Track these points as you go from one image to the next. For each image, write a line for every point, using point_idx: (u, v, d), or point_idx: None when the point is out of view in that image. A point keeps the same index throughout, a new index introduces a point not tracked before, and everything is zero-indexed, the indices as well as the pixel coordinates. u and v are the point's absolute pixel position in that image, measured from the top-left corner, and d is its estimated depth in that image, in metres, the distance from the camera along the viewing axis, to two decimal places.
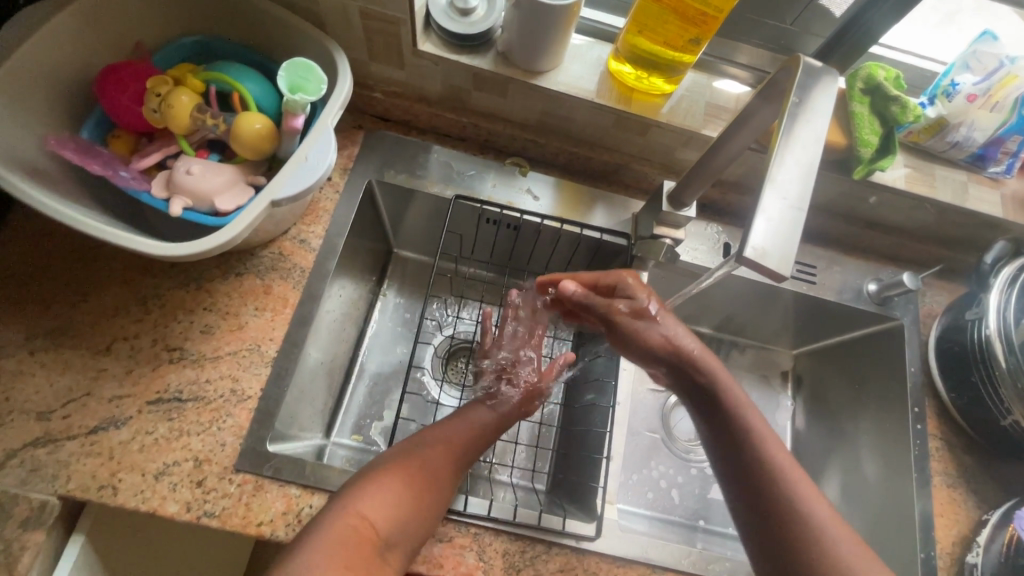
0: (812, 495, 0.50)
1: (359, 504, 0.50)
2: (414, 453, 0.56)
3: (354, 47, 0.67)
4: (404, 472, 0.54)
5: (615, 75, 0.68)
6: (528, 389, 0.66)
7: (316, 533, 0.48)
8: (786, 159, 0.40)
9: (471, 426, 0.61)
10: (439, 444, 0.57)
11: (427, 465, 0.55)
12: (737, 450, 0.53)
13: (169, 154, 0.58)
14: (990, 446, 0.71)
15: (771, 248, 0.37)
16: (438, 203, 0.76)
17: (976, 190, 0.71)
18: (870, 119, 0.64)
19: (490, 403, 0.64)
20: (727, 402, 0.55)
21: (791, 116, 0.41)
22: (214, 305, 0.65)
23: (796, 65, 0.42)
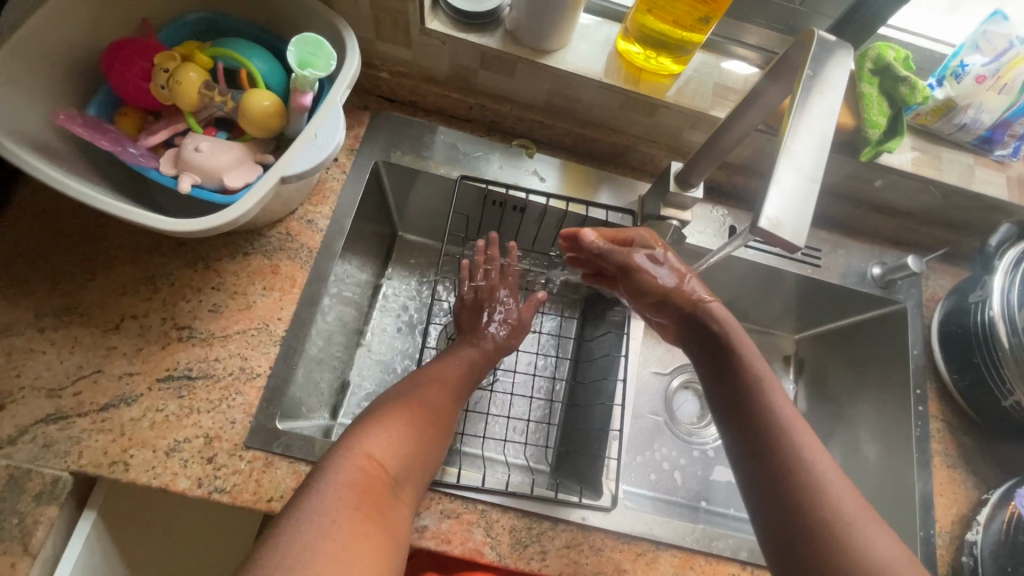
0: (814, 449, 0.49)
1: (369, 444, 0.50)
2: (411, 395, 0.56)
3: (361, 26, 0.66)
4: (403, 415, 0.54)
5: (623, 56, 0.68)
6: (512, 324, 0.69)
7: (329, 470, 0.47)
8: (800, 133, 0.40)
9: (457, 362, 0.63)
10: (433, 385, 0.59)
11: (425, 404, 0.56)
12: (744, 398, 0.54)
13: (177, 131, 0.58)
14: (990, 427, 0.72)
15: (785, 220, 0.37)
16: (444, 185, 0.76)
17: (982, 173, 0.71)
18: (879, 100, 0.64)
19: (474, 342, 0.66)
20: (739, 356, 0.57)
21: (806, 90, 0.41)
22: (222, 284, 0.65)
23: (811, 39, 0.42)
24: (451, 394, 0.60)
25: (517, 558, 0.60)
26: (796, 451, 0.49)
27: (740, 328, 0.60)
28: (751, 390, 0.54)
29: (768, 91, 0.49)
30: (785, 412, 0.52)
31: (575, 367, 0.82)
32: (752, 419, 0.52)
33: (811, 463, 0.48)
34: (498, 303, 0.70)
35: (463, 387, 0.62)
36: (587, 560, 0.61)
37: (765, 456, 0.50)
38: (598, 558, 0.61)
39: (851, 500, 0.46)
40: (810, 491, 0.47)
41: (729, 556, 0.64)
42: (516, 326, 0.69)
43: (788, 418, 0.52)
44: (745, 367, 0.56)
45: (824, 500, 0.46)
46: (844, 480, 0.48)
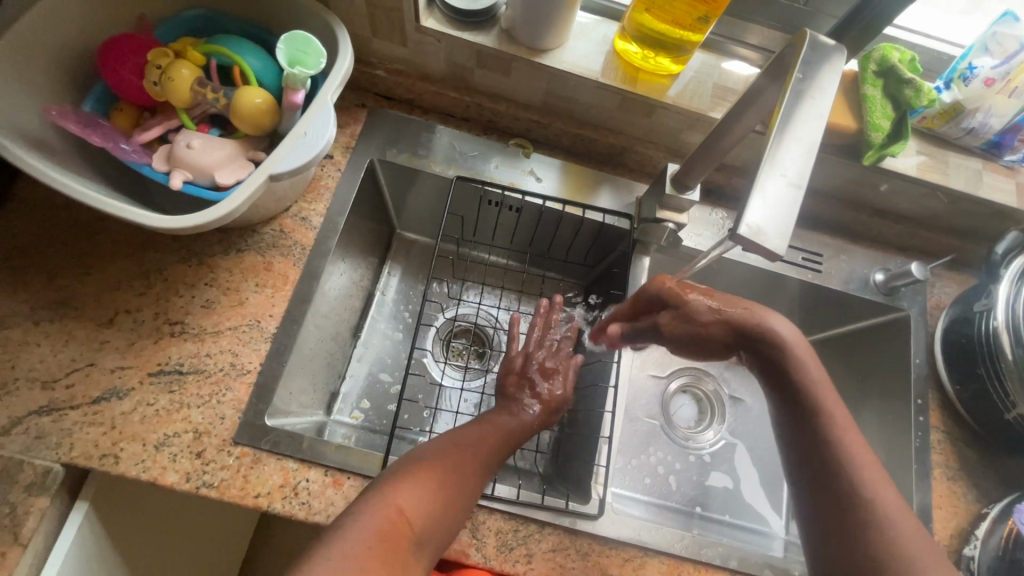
0: (880, 491, 0.49)
1: (404, 499, 0.50)
2: (446, 453, 0.55)
3: (356, 23, 0.66)
4: (435, 470, 0.53)
5: (621, 55, 0.67)
6: (550, 401, 0.65)
7: (354, 520, 0.47)
8: (787, 138, 0.39)
9: (498, 436, 0.59)
10: (470, 445, 0.57)
11: (457, 461, 0.55)
12: (808, 434, 0.53)
13: (170, 128, 0.58)
14: (993, 440, 0.70)
15: (767, 226, 0.36)
16: (441, 184, 0.76)
17: (990, 178, 0.69)
18: (883, 102, 0.63)
19: (512, 411, 0.63)
20: (802, 383, 0.54)
21: (795, 95, 0.40)
22: (215, 280, 0.65)
23: (801, 41, 0.41)
24: (490, 455, 0.57)
25: (502, 561, 0.60)
26: (860, 494, 0.49)
27: (804, 348, 0.55)
28: (814, 425, 0.53)
29: (761, 94, 0.48)
30: (855, 449, 0.51)
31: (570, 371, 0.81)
32: (818, 458, 0.51)
33: (878, 506, 0.48)
34: (540, 375, 0.66)
35: (501, 451, 0.59)
36: (574, 564, 0.61)
37: (829, 497, 0.50)
38: (584, 563, 0.61)
39: (918, 548, 0.46)
40: (876, 540, 0.47)
41: (718, 564, 0.63)
42: (552, 404, 0.65)
43: (853, 458, 0.51)
44: (811, 393, 0.53)
45: (893, 550, 0.46)
46: (910, 522, 0.48)
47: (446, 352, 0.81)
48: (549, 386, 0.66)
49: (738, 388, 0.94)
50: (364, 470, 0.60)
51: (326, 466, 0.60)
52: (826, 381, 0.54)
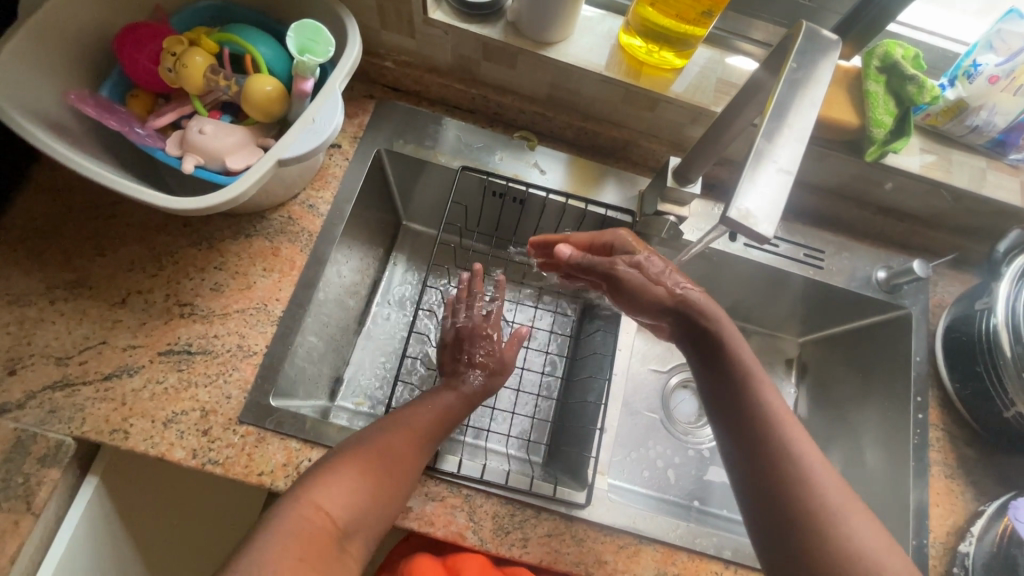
0: (803, 445, 0.50)
1: (326, 499, 0.51)
2: (371, 442, 0.56)
3: (366, 15, 0.67)
4: (359, 461, 0.54)
5: (625, 49, 0.68)
6: (491, 368, 0.67)
7: (273, 522, 0.48)
8: (780, 126, 0.40)
9: (432, 410, 0.61)
10: (400, 430, 0.58)
11: (381, 453, 0.55)
12: (731, 391, 0.54)
13: (184, 114, 0.60)
14: (992, 438, 0.70)
15: (756, 210, 0.37)
16: (446, 175, 0.77)
17: (994, 177, 0.69)
18: (885, 98, 0.63)
19: (452, 385, 0.65)
20: (726, 346, 0.56)
21: (790, 83, 0.40)
22: (224, 264, 0.67)
23: (798, 32, 0.42)
24: (419, 443, 0.58)
25: (498, 544, 0.61)
26: (784, 445, 0.50)
27: (728, 317, 0.57)
28: (736, 383, 0.54)
29: (762, 85, 0.49)
30: (775, 405, 0.52)
31: (571, 363, 0.82)
32: (740, 414, 0.52)
33: (800, 458, 0.49)
34: (479, 343, 0.68)
35: (431, 439, 0.60)
36: (569, 550, 0.62)
37: (754, 452, 0.50)
38: (579, 549, 0.62)
39: (838, 492, 0.47)
40: (800, 486, 0.48)
41: (711, 553, 0.63)
42: (494, 371, 0.67)
43: (774, 411, 0.52)
44: (733, 354, 0.55)
45: (816, 495, 0.47)
46: (832, 473, 0.49)
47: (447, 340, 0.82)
48: (491, 353, 0.68)
49: None
50: None
51: (328, 447, 0.61)
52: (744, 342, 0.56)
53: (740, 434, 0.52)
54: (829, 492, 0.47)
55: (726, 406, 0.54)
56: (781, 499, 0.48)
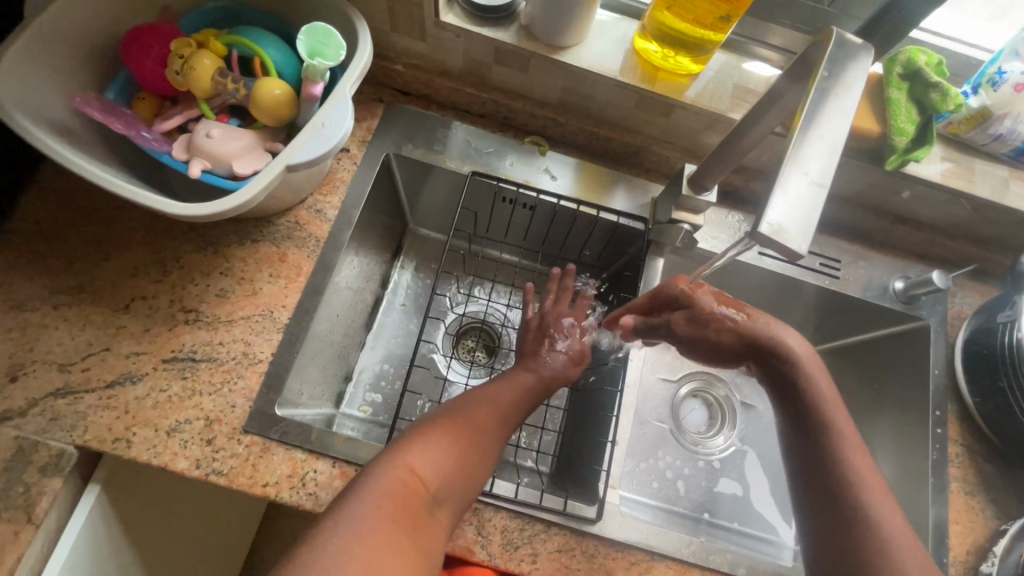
0: (885, 510, 0.52)
1: (425, 462, 0.51)
2: (458, 411, 0.56)
3: (375, 17, 0.66)
4: (449, 429, 0.54)
5: (640, 54, 0.66)
6: (575, 352, 0.67)
7: (367, 483, 0.48)
8: (811, 136, 0.38)
9: (515, 387, 0.61)
10: (483, 402, 0.58)
11: (472, 421, 0.56)
12: (815, 442, 0.56)
13: (191, 117, 0.59)
14: (1013, 455, 0.68)
15: (787, 222, 0.36)
16: (456, 180, 0.76)
17: (1017, 187, 0.67)
18: (908, 106, 0.61)
19: (532, 366, 0.64)
20: (813, 396, 0.58)
21: (821, 90, 0.39)
22: (229, 270, 0.66)
23: (828, 38, 0.40)
24: (510, 415, 0.59)
25: (507, 559, 0.59)
26: (864, 504, 0.52)
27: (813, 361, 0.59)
28: (823, 436, 0.56)
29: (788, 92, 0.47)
30: (863, 465, 0.54)
31: None
32: (825, 468, 0.55)
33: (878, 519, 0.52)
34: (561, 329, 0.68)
35: (520, 412, 0.60)
36: (579, 566, 0.60)
37: (833, 505, 0.53)
38: (590, 565, 0.60)
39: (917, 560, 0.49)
40: (873, 543, 0.51)
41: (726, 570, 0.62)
42: (576, 355, 0.67)
43: (859, 471, 0.54)
44: (821, 410, 0.57)
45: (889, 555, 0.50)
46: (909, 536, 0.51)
47: (455, 348, 0.82)
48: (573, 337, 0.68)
49: (749, 395, 0.93)
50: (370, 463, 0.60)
51: (333, 458, 0.60)
52: (836, 401, 0.58)
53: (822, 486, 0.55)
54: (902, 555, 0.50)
55: (813, 461, 0.56)
56: (853, 552, 0.51)
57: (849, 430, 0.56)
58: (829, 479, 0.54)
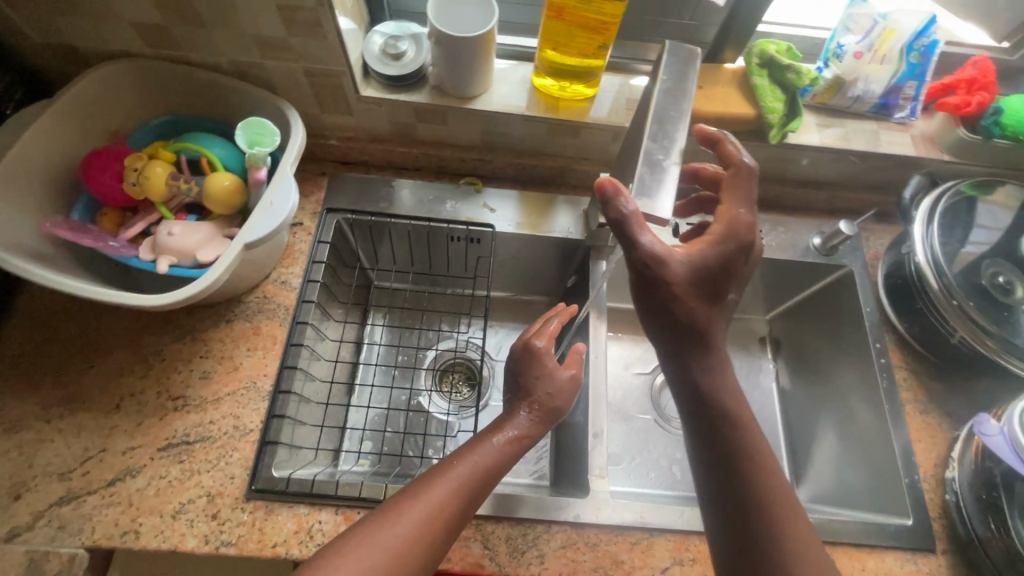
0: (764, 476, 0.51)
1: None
2: (377, 521, 0.49)
3: (305, 104, 0.74)
4: (361, 549, 0.47)
5: (540, 89, 0.76)
6: (544, 411, 0.62)
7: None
8: (666, 126, 0.53)
9: (468, 459, 0.55)
10: (407, 503, 0.51)
11: (391, 535, 0.48)
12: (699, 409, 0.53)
13: (152, 221, 0.65)
14: (950, 367, 0.75)
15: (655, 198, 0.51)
16: (408, 231, 0.83)
17: (888, 135, 0.77)
18: (772, 88, 0.71)
19: (500, 427, 0.60)
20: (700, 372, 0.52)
21: (665, 91, 0.54)
22: (209, 352, 0.70)
23: (665, 49, 0.55)
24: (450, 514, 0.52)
25: (517, 566, 0.62)
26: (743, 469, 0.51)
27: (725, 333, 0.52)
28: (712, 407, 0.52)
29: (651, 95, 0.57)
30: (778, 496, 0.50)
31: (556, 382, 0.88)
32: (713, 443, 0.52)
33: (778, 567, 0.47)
34: (540, 371, 0.64)
35: (466, 505, 0.53)
36: (585, 557, 0.63)
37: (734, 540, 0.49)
38: (595, 554, 0.64)
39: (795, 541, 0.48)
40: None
41: None
42: (545, 411, 0.62)
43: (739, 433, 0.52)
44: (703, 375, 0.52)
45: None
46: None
47: (439, 382, 0.88)
48: (546, 391, 0.63)
49: None
50: (371, 500, 0.64)
51: (336, 504, 0.64)
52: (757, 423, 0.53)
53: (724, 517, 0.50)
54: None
55: (722, 491, 0.51)
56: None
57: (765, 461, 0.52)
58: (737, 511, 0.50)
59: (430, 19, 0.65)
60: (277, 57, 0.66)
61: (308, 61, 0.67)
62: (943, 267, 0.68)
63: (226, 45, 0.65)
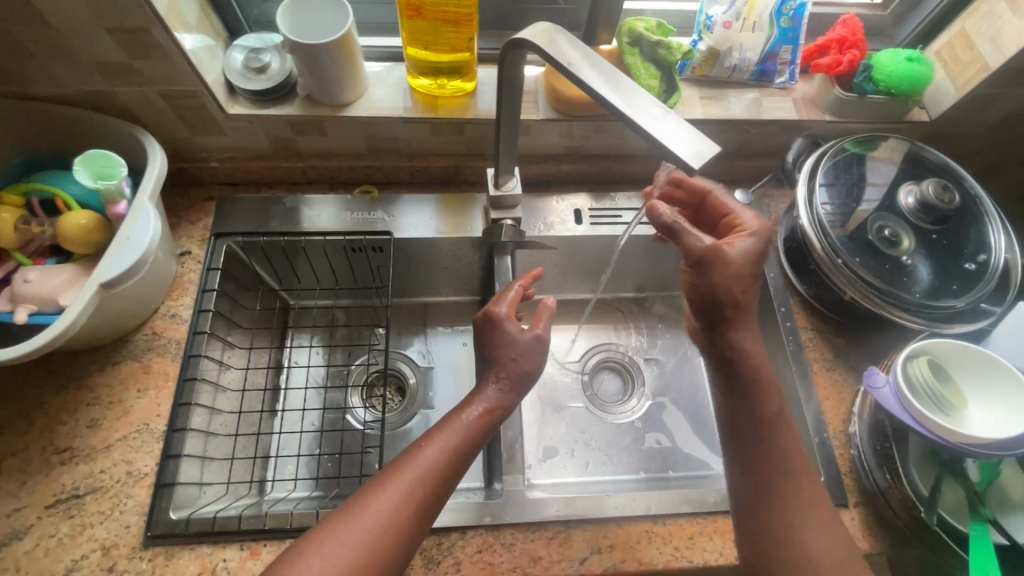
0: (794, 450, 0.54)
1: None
2: (363, 502, 0.49)
3: (171, 128, 0.71)
4: (341, 533, 0.47)
5: (417, 89, 0.74)
6: (518, 375, 0.59)
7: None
8: (621, 88, 0.46)
9: (452, 432, 0.55)
10: (390, 482, 0.50)
11: (372, 518, 0.48)
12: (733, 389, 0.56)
13: (8, 270, 0.61)
14: (851, 323, 0.76)
15: (698, 147, 0.42)
16: (308, 248, 0.80)
17: (770, 101, 0.77)
18: (644, 67, 0.71)
19: (485, 391, 0.59)
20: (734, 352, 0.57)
21: (588, 61, 0.47)
22: (96, 398, 0.67)
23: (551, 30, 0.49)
24: (419, 501, 0.50)
25: None
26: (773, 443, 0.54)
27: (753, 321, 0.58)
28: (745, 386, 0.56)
29: (519, 65, 0.52)
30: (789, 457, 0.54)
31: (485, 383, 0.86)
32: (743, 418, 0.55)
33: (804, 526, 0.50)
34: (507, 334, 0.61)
35: (436, 490, 0.51)
36: (502, 558, 0.63)
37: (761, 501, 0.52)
38: (511, 554, 0.63)
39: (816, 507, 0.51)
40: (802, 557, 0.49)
41: (640, 513, 0.66)
42: (513, 380, 0.59)
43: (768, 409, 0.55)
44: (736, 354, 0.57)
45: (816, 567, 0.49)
46: (824, 523, 0.51)
47: (368, 396, 0.86)
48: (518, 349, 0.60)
49: (649, 349, 0.98)
50: (277, 531, 0.62)
51: (241, 539, 0.61)
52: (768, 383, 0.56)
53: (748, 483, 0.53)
54: (821, 556, 0.49)
55: (749, 459, 0.54)
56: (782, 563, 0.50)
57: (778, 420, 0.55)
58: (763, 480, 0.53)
59: (281, 27, 0.62)
60: (124, 83, 0.63)
61: (160, 84, 0.64)
62: (824, 225, 0.69)
63: (67, 76, 0.62)
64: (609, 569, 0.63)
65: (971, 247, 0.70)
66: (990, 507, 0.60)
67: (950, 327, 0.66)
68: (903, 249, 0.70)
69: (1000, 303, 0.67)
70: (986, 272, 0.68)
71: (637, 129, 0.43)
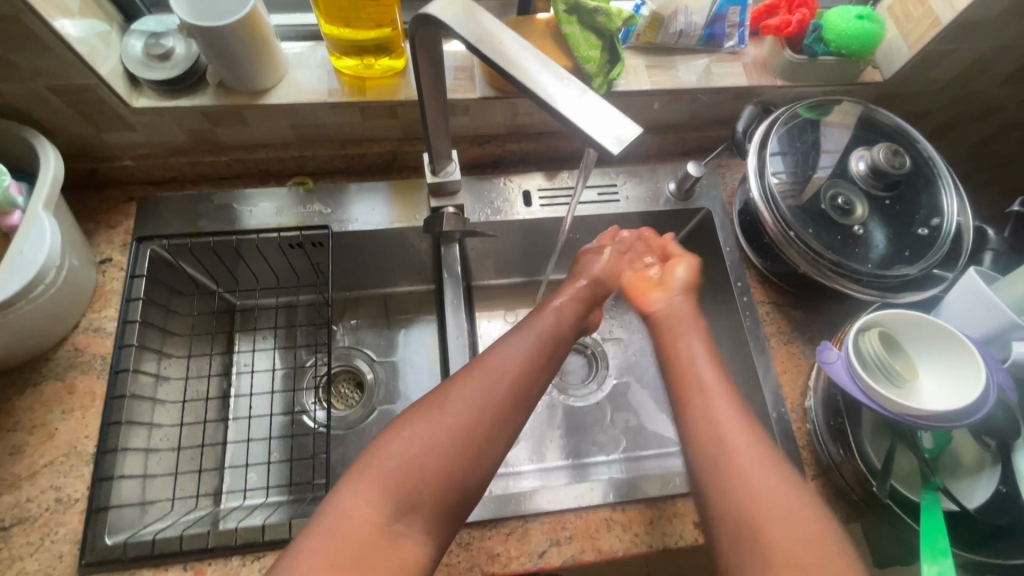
0: (743, 422, 0.51)
1: (393, 457, 0.46)
2: (474, 371, 0.52)
3: (73, 126, 0.65)
4: (443, 400, 0.49)
5: (342, 71, 0.68)
6: (594, 274, 0.67)
7: (344, 485, 0.45)
8: (539, 65, 0.41)
9: (543, 324, 0.58)
10: (496, 357, 0.53)
11: (479, 387, 0.50)
12: (686, 378, 0.56)
13: None
14: (807, 294, 0.75)
15: (619, 130, 0.39)
16: (244, 247, 0.75)
17: (719, 68, 0.74)
18: (584, 35, 0.66)
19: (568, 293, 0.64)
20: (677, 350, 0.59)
21: (505, 32, 0.43)
22: (17, 423, 0.63)
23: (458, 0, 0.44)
24: (498, 397, 0.50)
25: None
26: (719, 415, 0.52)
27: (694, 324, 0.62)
28: (692, 380, 0.56)
29: (433, 45, 0.47)
30: (743, 442, 0.49)
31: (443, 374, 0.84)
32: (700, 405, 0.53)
33: (760, 496, 0.46)
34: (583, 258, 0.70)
35: (536, 370, 0.53)
36: (459, 558, 0.61)
37: (721, 486, 0.47)
38: (469, 554, 0.62)
39: (774, 478, 0.47)
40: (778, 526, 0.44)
41: (601, 502, 0.64)
42: (592, 281, 0.66)
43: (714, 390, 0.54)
44: (688, 351, 0.59)
45: (779, 538, 0.44)
46: (777, 484, 0.47)
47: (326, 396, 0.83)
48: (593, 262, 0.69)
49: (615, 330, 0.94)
50: (222, 549, 0.59)
51: (184, 561, 0.59)
52: (717, 377, 0.56)
53: (712, 461, 0.49)
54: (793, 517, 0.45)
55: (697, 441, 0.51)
56: (750, 541, 0.44)
57: (735, 407, 0.52)
58: (713, 464, 0.49)
59: (178, 9, 0.56)
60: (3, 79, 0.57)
61: (47, 78, 0.58)
62: (773, 195, 0.67)
63: None
64: (569, 561, 0.62)
65: (924, 212, 0.69)
66: (940, 474, 0.60)
67: (902, 295, 0.66)
68: (856, 218, 0.69)
69: (951, 269, 0.66)
70: (938, 238, 0.67)
71: (555, 113, 0.40)
